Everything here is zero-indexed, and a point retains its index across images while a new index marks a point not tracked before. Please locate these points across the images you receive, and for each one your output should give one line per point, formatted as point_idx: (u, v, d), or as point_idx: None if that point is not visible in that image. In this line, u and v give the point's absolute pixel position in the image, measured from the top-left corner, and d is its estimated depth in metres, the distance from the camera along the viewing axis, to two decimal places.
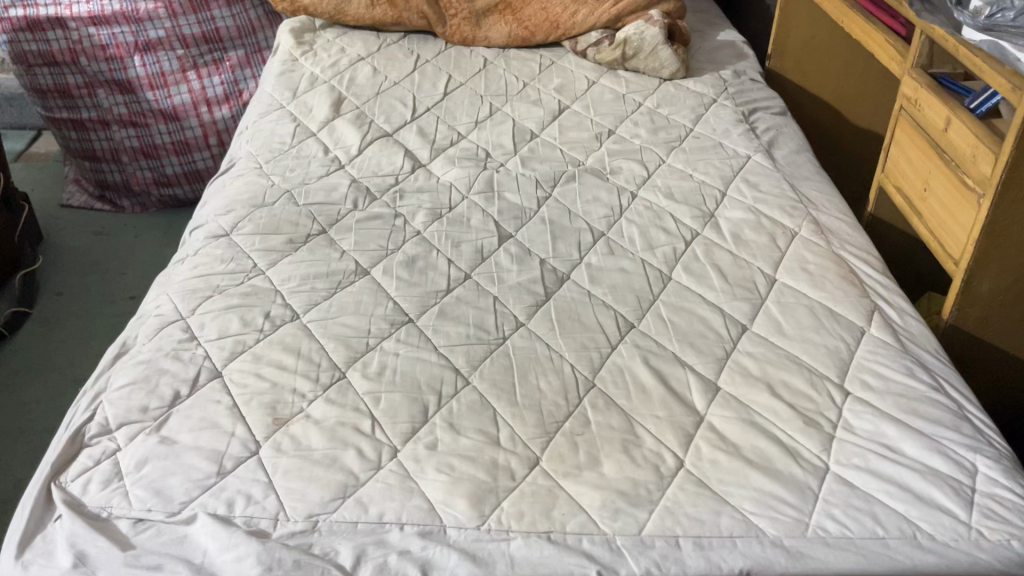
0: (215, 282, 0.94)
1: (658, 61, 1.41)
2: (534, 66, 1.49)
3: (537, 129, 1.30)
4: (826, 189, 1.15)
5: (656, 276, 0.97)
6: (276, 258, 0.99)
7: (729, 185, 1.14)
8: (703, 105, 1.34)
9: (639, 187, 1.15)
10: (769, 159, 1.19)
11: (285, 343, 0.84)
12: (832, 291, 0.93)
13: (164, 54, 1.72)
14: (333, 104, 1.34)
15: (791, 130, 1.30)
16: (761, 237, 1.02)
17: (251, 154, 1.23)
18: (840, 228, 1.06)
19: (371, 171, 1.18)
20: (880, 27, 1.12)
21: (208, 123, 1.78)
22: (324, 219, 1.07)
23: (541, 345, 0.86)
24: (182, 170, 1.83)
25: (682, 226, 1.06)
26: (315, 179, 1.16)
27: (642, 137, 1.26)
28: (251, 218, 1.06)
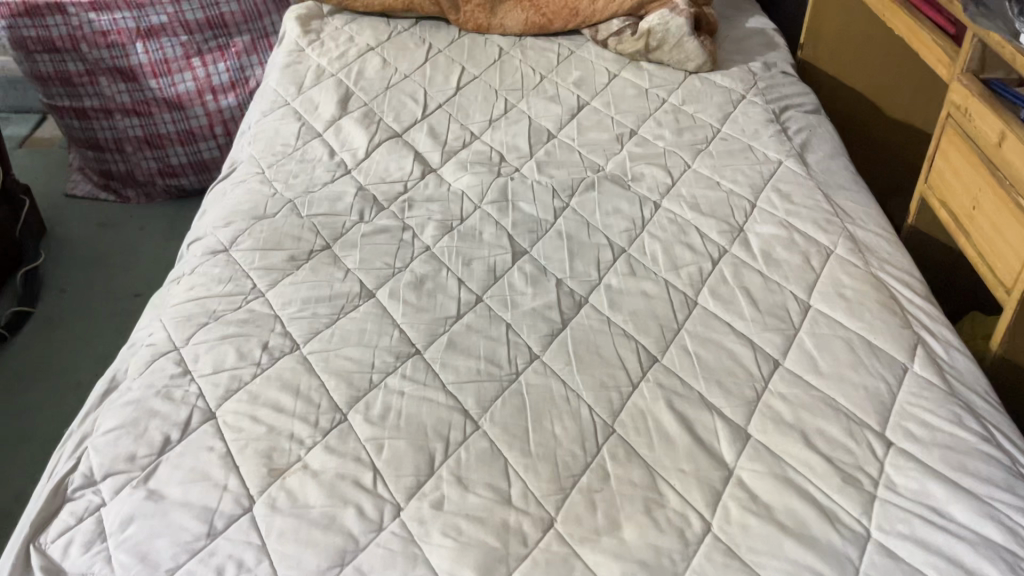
0: (211, 307, 0.89)
1: (684, 54, 1.32)
2: (552, 57, 1.42)
3: (554, 129, 1.23)
4: (863, 200, 1.07)
5: (680, 300, 0.91)
6: (277, 278, 0.94)
7: (759, 195, 1.07)
8: (731, 102, 1.26)
9: (662, 197, 1.08)
10: (801, 165, 1.12)
11: (283, 380, 0.79)
12: (871, 321, 0.86)
13: (168, 40, 1.65)
14: (340, 101, 1.28)
15: (825, 131, 1.22)
16: (794, 256, 0.96)
17: (253, 158, 1.17)
18: (878, 245, 0.99)
19: (378, 177, 1.12)
20: (929, 26, 1.03)
21: (214, 112, 1.72)
22: (328, 232, 1.01)
23: (556, 382, 0.80)
24: (188, 160, 1.77)
25: (708, 242, 0.99)
26: (319, 186, 1.10)
27: (666, 139, 1.18)
28: (252, 232, 1.01)
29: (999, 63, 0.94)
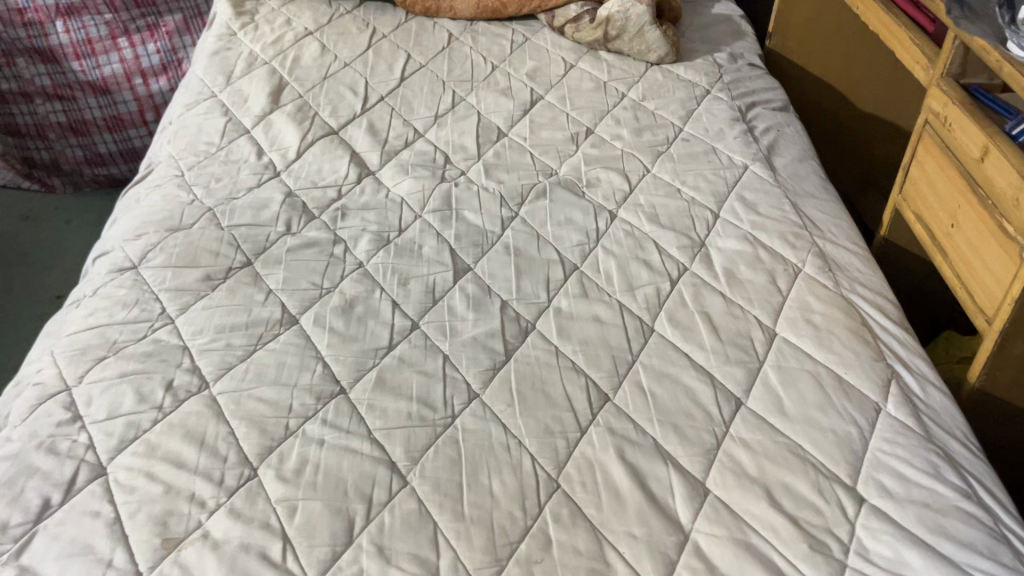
0: (112, 337, 0.79)
1: (645, 44, 1.23)
2: (505, 44, 1.32)
3: (505, 126, 1.14)
4: (833, 209, 1.00)
5: (636, 327, 0.83)
6: (189, 301, 0.84)
7: (722, 204, 0.99)
8: (695, 98, 1.18)
9: (619, 206, 0.99)
10: (768, 170, 1.04)
11: (187, 428, 0.70)
12: (842, 352, 0.79)
13: (90, 19, 1.52)
14: (271, 93, 1.17)
15: (793, 130, 1.14)
16: (758, 276, 0.88)
17: (172, 157, 1.06)
18: (849, 262, 0.91)
19: (309, 181, 1.02)
20: (906, 24, 0.95)
21: (144, 97, 1.60)
22: (250, 246, 0.92)
23: (496, 427, 0.72)
24: (117, 148, 1.65)
25: (667, 258, 0.91)
26: (243, 192, 1.00)
27: (624, 139, 1.10)
28: (164, 246, 0.91)
29: (982, 67, 0.86)
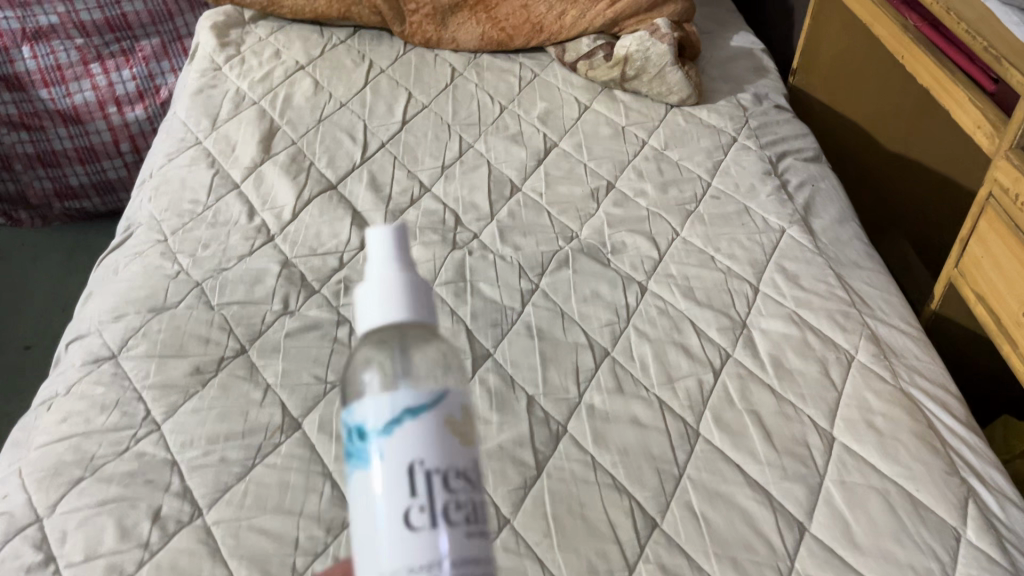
0: (89, 451, 0.70)
1: (665, 86, 1.15)
2: (513, 81, 1.23)
3: (518, 179, 1.05)
4: (880, 281, 0.92)
5: (680, 431, 0.74)
6: (176, 401, 0.75)
7: (762, 275, 0.91)
8: (721, 147, 1.09)
9: (648, 277, 0.91)
10: (808, 235, 0.96)
11: (178, 572, 0.62)
12: (911, 465, 0.71)
13: (59, 43, 1.40)
14: (262, 139, 1.07)
15: (829, 185, 1.06)
16: (809, 366, 0.80)
17: (153, 218, 0.96)
18: (906, 347, 0.84)
19: (307, 247, 0.92)
20: (962, 81, 0.87)
21: (119, 126, 1.47)
22: (243, 330, 0.82)
23: (532, 564, 0.63)
24: (90, 181, 1.52)
25: (707, 343, 0.83)
26: (233, 261, 0.90)
27: (648, 197, 1.01)
28: (146, 331, 0.81)
29: None
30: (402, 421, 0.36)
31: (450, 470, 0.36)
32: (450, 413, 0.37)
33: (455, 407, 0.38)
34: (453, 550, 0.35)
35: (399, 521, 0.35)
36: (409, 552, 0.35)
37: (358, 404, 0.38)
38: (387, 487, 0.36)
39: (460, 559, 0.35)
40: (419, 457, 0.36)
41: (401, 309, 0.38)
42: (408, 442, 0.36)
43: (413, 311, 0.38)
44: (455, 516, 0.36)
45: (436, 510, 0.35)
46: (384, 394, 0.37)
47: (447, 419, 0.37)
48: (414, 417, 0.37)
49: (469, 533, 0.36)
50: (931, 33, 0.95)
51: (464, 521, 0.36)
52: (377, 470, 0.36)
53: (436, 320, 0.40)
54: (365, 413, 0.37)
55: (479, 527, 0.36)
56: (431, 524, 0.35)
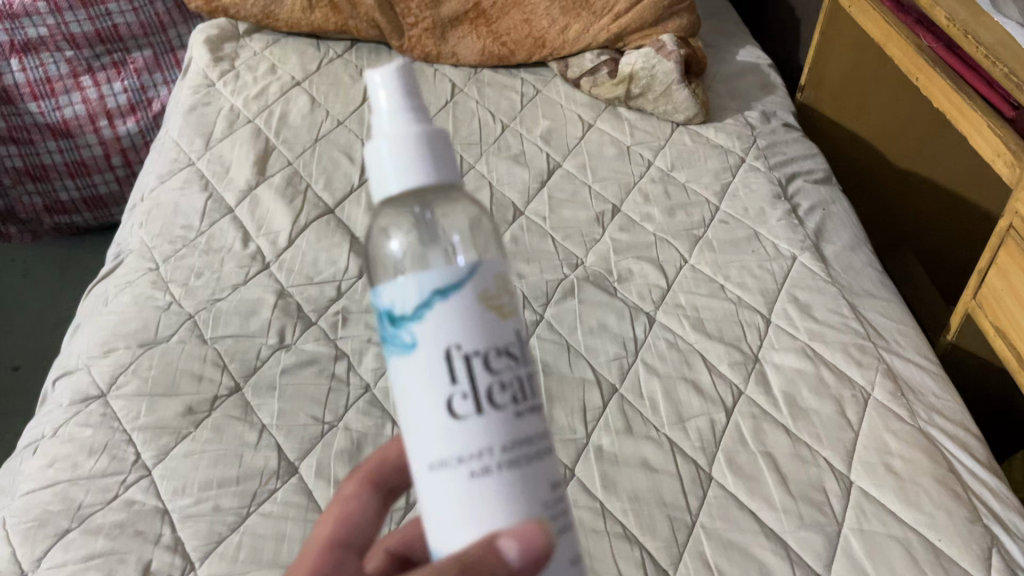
0: (76, 499, 0.68)
1: (672, 104, 1.12)
2: (514, 97, 1.20)
3: (521, 202, 1.02)
4: (894, 311, 0.89)
5: (691, 475, 0.72)
6: (167, 443, 0.72)
7: (773, 305, 0.88)
8: (729, 169, 1.06)
9: (657, 307, 0.88)
10: (820, 262, 0.93)
11: None
12: (933, 512, 0.69)
13: (49, 56, 1.35)
14: (257, 160, 1.03)
15: (840, 209, 1.03)
16: (825, 404, 0.78)
17: (144, 244, 0.93)
18: (923, 383, 0.81)
19: (304, 276, 0.89)
20: (981, 107, 0.84)
21: (110, 140, 1.44)
22: (238, 366, 0.79)
23: None
24: (81, 195, 1.49)
25: (719, 379, 0.80)
26: (227, 291, 0.87)
27: (655, 221, 0.98)
28: (137, 367, 0.78)
29: None
30: (433, 303, 0.37)
31: (489, 350, 0.37)
32: (484, 287, 0.37)
33: (489, 278, 0.38)
34: (502, 432, 0.37)
35: (445, 407, 0.37)
36: (457, 441, 0.36)
37: (388, 284, 0.38)
38: (427, 371, 0.37)
39: (509, 439, 0.37)
40: (457, 341, 0.37)
41: (420, 170, 0.39)
42: (442, 325, 0.36)
43: (431, 173, 0.39)
44: (499, 396, 0.37)
45: (480, 394, 0.37)
46: (413, 275, 0.37)
47: (481, 293, 0.37)
48: (445, 298, 0.37)
49: (517, 411, 0.37)
50: (947, 55, 0.92)
51: (511, 400, 0.37)
52: (414, 356, 0.37)
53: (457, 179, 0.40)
54: (395, 298, 0.37)
55: (526, 402, 0.38)
56: (477, 410, 0.37)
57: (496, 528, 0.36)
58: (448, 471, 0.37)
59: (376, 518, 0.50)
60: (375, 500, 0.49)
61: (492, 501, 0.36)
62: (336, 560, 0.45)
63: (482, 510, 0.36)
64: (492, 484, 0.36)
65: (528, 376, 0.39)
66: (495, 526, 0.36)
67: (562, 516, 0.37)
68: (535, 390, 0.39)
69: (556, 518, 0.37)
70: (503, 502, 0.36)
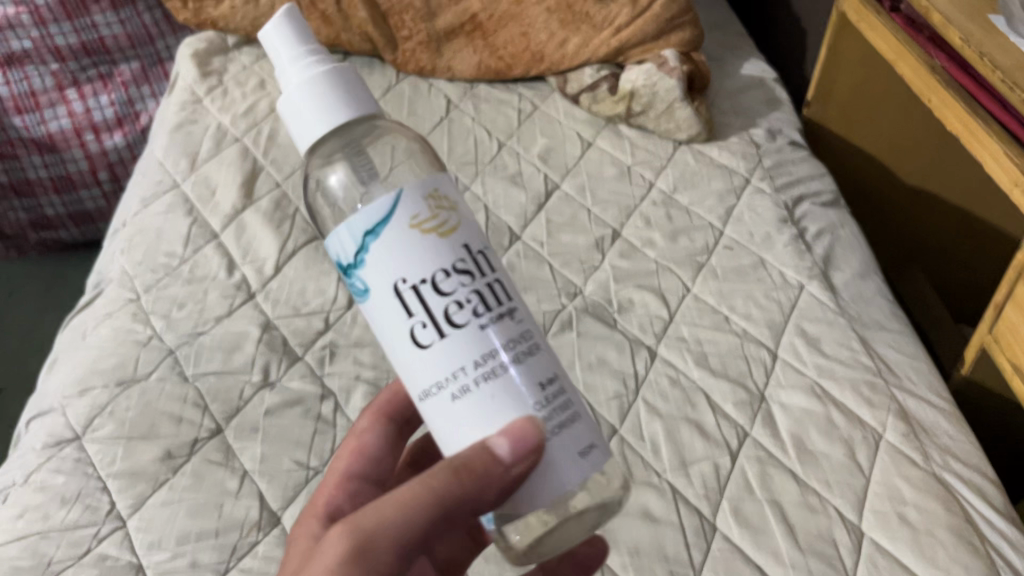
0: (46, 553, 0.65)
1: (674, 122, 1.08)
2: (511, 114, 1.16)
3: (517, 226, 0.98)
4: (906, 344, 0.86)
5: (695, 526, 0.68)
6: (143, 491, 0.69)
7: (780, 338, 0.84)
8: (733, 190, 1.02)
9: (658, 340, 0.84)
10: (828, 291, 0.89)
11: None
12: (949, 568, 0.66)
13: (33, 69, 1.31)
14: (244, 182, 1.00)
15: (849, 233, 0.99)
16: (834, 448, 0.74)
17: (126, 273, 0.89)
18: (937, 423, 0.78)
19: (290, 306, 0.86)
20: (996, 132, 0.81)
21: (97, 154, 1.41)
22: (220, 406, 0.76)
23: None
24: (67, 210, 1.46)
25: (723, 419, 0.77)
26: (211, 323, 0.84)
27: (657, 247, 0.95)
28: (113, 409, 0.74)
29: None
30: (369, 243, 0.43)
31: (435, 273, 0.43)
32: (412, 214, 0.42)
33: (418, 205, 0.43)
34: (467, 346, 0.42)
35: (411, 336, 0.43)
36: (432, 368, 0.42)
37: (335, 237, 0.45)
38: (387, 310, 0.43)
39: (476, 351, 0.42)
40: (401, 274, 0.42)
41: (343, 109, 0.46)
42: (385, 259, 0.42)
43: (353, 109, 0.46)
44: (453, 315, 0.42)
45: (436, 318, 0.42)
46: (348, 225, 0.43)
47: (411, 221, 0.42)
48: (377, 236, 0.42)
49: (479, 323, 0.43)
50: (961, 77, 0.89)
51: (471, 314, 0.43)
52: (373, 294, 0.43)
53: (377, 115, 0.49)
54: (345, 249, 0.44)
55: (488, 311, 0.43)
56: (438, 333, 0.42)
57: (491, 432, 0.42)
58: (434, 397, 0.43)
59: (388, 448, 0.59)
60: (387, 432, 0.59)
61: (479, 408, 0.42)
62: (350, 492, 0.55)
63: (472, 418, 0.42)
64: (471, 394, 0.42)
65: (483, 285, 0.44)
66: (486, 431, 0.42)
67: (555, 410, 0.43)
68: (499, 297, 0.44)
69: (541, 408, 0.43)
70: (488, 407, 0.42)
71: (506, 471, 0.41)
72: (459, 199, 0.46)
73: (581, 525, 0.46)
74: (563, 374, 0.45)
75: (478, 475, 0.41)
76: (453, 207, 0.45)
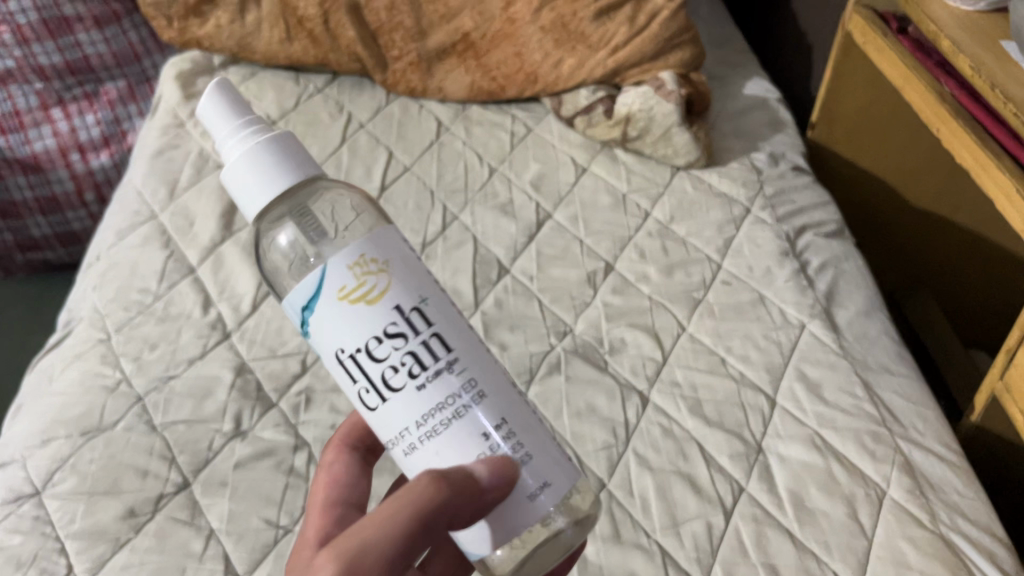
0: None
1: (671, 147, 1.04)
2: (504, 137, 1.12)
3: (507, 259, 0.94)
4: (912, 389, 0.81)
5: None
6: (103, 554, 0.65)
7: (780, 383, 0.80)
8: (733, 221, 0.98)
9: (651, 385, 0.80)
10: (830, 330, 0.85)
11: None
12: None
13: (17, 87, 1.29)
14: (224, 213, 0.96)
15: (854, 267, 0.95)
16: (835, 506, 0.70)
17: (98, 312, 0.86)
18: (945, 478, 0.73)
19: (266, 348, 0.82)
20: (1009, 166, 0.77)
21: (82, 174, 1.38)
22: (188, 459, 0.72)
23: None
24: (53, 231, 1.43)
25: (717, 473, 0.73)
26: (183, 366, 0.80)
27: (651, 282, 0.91)
28: (76, 462, 0.71)
29: None
30: (309, 317, 0.43)
31: (367, 342, 0.42)
32: (339, 287, 0.42)
33: (344, 274, 0.42)
34: (408, 408, 0.42)
35: (360, 400, 0.44)
36: (385, 426, 0.43)
37: (284, 306, 0.45)
38: (336, 374, 0.44)
39: (417, 411, 0.42)
40: (340, 345, 0.43)
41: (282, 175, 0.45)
42: (325, 331, 0.43)
43: (291, 174, 0.45)
44: (392, 379, 0.43)
45: (377, 384, 0.43)
46: (287, 300, 0.44)
47: (339, 294, 0.42)
48: (313, 310, 0.43)
49: (416, 386, 0.42)
50: (972, 105, 0.85)
51: (407, 377, 0.42)
52: (324, 359, 0.44)
53: (317, 171, 0.47)
54: (293, 318, 0.45)
55: (425, 370, 0.42)
56: (382, 397, 0.43)
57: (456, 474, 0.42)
58: (393, 451, 0.44)
59: (360, 471, 0.56)
60: (353, 462, 0.56)
61: (430, 462, 0.43)
62: (334, 518, 0.51)
63: (427, 472, 0.43)
64: (420, 450, 0.43)
65: (418, 344, 0.42)
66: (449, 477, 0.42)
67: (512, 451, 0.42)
68: (437, 352, 0.42)
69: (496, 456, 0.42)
70: (438, 461, 0.42)
71: (483, 498, 0.40)
72: (394, 242, 0.44)
73: (558, 547, 0.45)
74: (520, 408, 0.44)
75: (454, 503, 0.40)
76: (381, 263, 0.42)
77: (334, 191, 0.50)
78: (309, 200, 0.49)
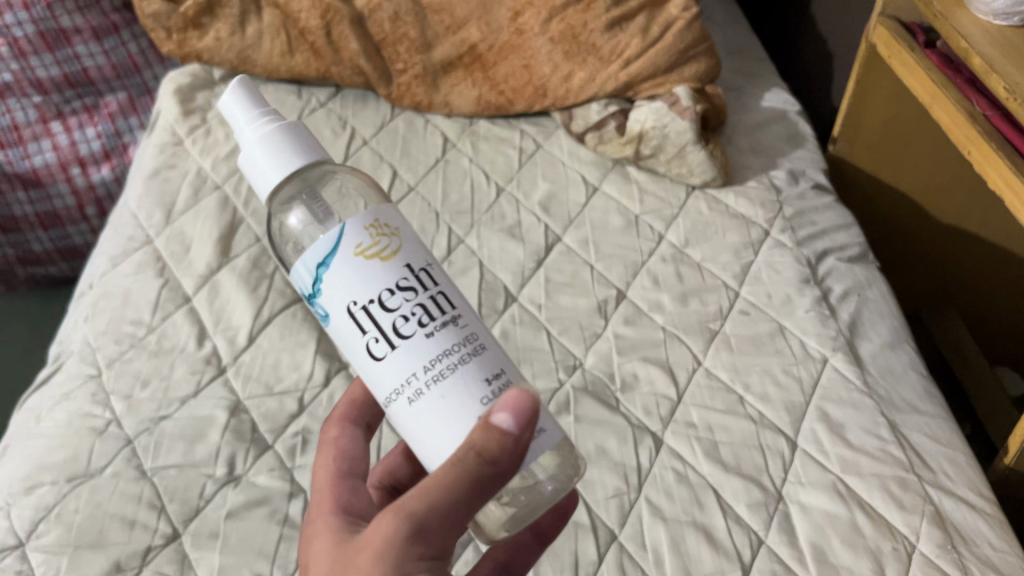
0: None
1: (687, 166, 1.00)
2: (512, 153, 1.08)
3: (514, 286, 0.91)
4: (941, 430, 0.77)
5: None
6: None
7: (801, 424, 0.76)
8: (751, 244, 0.94)
9: (665, 426, 0.76)
10: (855, 366, 0.81)
11: None
12: None
13: (16, 102, 1.26)
14: (220, 238, 0.92)
15: (878, 294, 0.91)
16: (861, 562, 0.67)
17: (88, 346, 0.83)
18: (977, 530, 0.70)
19: (262, 384, 0.79)
20: None
21: (83, 189, 1.35)
22: (177, 508, 0.69)
23: None
24: (54, 246, 1.41)
25: (734, 524, 0.69)
26: (175, 406, 0.77)
27: (665, 311, 0.87)
28: (60, 513, 0.68)
29: None
30: (322, 271, 0.42)
31: (379, 293, 0.42)
32: (356, 243, 0.42)
33: (360, 233, 0.42)
34: (419, 354, 0.41)
35: (367, 353, 0.42)
36: (389, 379, 0.42)
37: (294, 272, 0.44)
38: (343, 332, 0.42)
39: (428, 356, 0.41)
40: (352, 298, 0.42)
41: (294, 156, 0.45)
42: (337, 283, 0.42)
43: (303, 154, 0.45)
44: (401, 329, 0.41)
45: (387, 333, 0.41)
46: (302, 259, 0.43)
47: (356, 249, 0.42)
48: (329, 266, 0.42)
49: (426, 333, 0.41)
50: (1006, 127, 0.81)
51: (417, 326, 0.41)
52: (331, 321, 0.43)
53: (330, 157, 0.47)
54: (302, 280, 0.44)
55: (434, 321, 0.42)
56: (390, 348, 0.41)
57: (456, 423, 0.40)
58: (398, 407, 0.42)
59: (365, 447, 0.53)
60: (356, 433, 0.53)
61: (441, 409, 0.40)
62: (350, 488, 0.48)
63: (433, 424, 0.41)
64: (427, 397, 0.41)
65: (427, 297, 0.42)
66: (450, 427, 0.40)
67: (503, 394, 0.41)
68: (444, 306, 0.42)
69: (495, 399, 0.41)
70: (445, 407, 0.40)
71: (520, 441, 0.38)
72: (401, 218, 0.45)
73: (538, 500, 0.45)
74: (515, 370, 0.43)
75: (497, 454, 0.38)
76: (394, 228, 0.43)
77: (347, 180, 0.49)
78: (320, 185, 0.48)
